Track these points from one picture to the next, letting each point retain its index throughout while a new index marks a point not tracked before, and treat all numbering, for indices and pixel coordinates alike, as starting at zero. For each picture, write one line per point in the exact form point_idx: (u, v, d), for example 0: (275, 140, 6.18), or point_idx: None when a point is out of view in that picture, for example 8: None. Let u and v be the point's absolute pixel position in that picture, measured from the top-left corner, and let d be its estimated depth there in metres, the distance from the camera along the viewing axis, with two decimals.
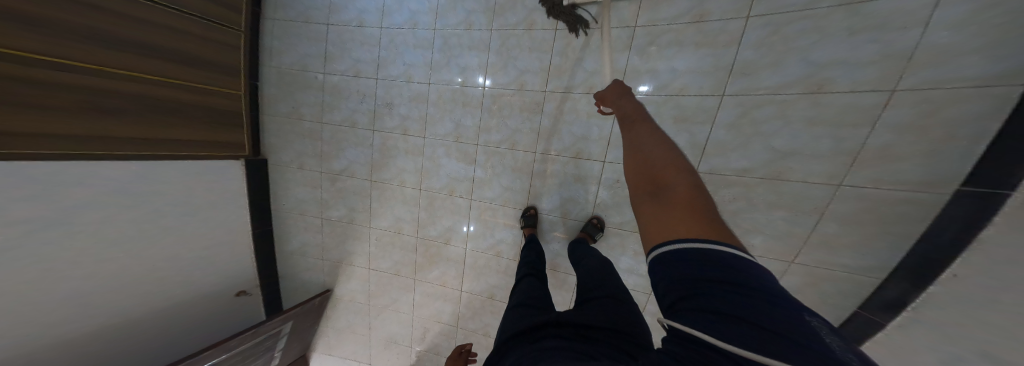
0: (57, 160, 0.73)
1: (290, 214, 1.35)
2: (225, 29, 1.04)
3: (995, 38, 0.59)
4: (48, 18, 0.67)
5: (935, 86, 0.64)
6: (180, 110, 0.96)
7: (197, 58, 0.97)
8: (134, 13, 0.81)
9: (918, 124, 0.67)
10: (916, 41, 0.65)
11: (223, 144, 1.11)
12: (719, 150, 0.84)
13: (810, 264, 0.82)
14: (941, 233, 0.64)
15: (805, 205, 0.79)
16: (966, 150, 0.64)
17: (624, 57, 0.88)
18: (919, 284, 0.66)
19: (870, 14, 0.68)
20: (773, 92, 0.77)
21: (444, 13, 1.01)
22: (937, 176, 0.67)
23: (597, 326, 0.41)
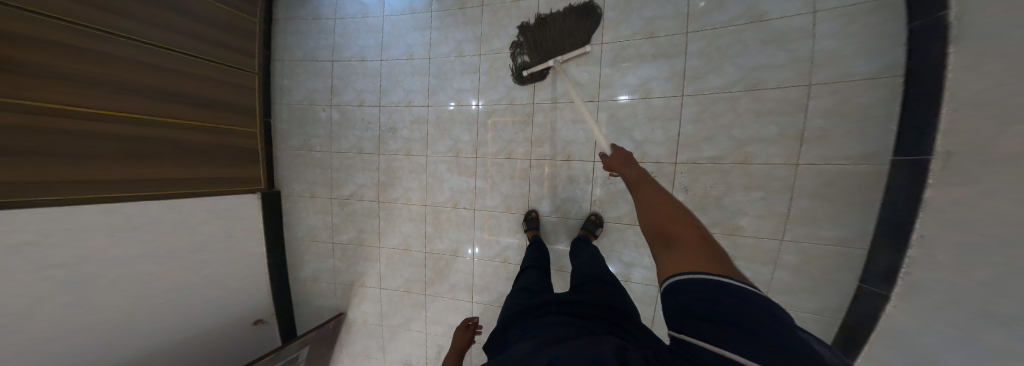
0: (88, 202, 0.80)
1: (301, 241, 1.41)
2: (245, 74, 1.18)
3: (864, 44, 0.74)
4: (91, 76, 0.78)
5: (838, 80, 0.77)
6: (205, 150, 1.05)
7: (220, 101, 1.08)
8: (163, 65, 0.93)
9: (839, 110, 0.78)
10: (811, 49, 0.79)
11: (241, 179, 1.19)
12: (693, 142, 0.90)
13: (798, 240, 0.86)
14: (898, 199, 0.68)
15: (771, 186, 0.86)
16: (883, 126, 0.74)
17: (600, 69, 0.98)
18: (897, 251, 0.67)
19: (774, 30, 0.82)
20: (721, 91, 0.87)
21: (437, 43, 1.12)
22: (871, 152, 0.76)
23: (594, 303, 0.47)
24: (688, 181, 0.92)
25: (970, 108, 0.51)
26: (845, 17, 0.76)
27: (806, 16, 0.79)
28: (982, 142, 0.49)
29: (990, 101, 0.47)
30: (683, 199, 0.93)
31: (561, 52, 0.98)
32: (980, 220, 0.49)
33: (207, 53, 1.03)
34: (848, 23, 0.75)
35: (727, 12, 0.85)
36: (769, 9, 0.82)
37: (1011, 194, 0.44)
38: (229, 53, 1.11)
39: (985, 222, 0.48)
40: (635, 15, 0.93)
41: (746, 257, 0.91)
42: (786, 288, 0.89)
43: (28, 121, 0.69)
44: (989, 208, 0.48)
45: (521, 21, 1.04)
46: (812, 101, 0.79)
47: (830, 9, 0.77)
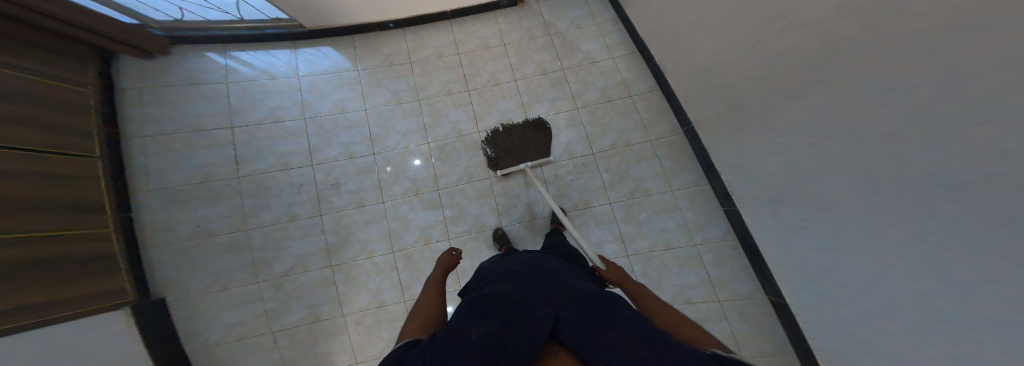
0: None
1: (213, 353, 1.04)
2: (67, 157, 0.85)
3: (642, 72, 1.34)
4: None
5: (646, 91, 1.32)
6: (13, 272, 0.70)
7: (26, 199, 0.75)
8: None
9: (651, 106, 1.32)
10: (623, 75, 1.33)
11: (82, 300, 0.82)
12: (595, 137, 1.30)
13: (682, 187, 1.25)
14: (699, 150, 1.22)
15: (645, 157, 1.29)
16: (668, 113, 1.31)
17: (520, 98, 1.25)
18: (710, 177, 1.21)
19: (605, 66, 1.33)
20: (596, 102, 1.31)
21: (370, 95, 1.16)
22: (672, 128, 1.30)
23: (562, 253, 0.85)
24: (606, 164, 1.29)
25: (707, 88, 1.07)
26: (630, 60, 1.35)
27: (612, 60, 1.34)
28: (722, 101, 1.02)
29: (718, 81, 1.02)
30: (608, 177, 1.29)
31: (530, 159, 1.13)
32: (729, 139, 1.03)
33: (16, 137, 0.74)
34: (631, 63, 1.35)
35: (578, 57, 1.33)
36: (597, 55, 1.34)
37: (742, 120, 0.95)
38: (45, 134, 0.80)
39: (732, 137, 1.01)
40: (530, 62, 1.28)
41: (663, 208, 1.23)
42: (696, 223, 1.20)
43: None
44: (732, 131, 1.01)
45: (447, 69, 1.23)
46: (635, 105, 1.32)
47: (621, 56, 1.35)
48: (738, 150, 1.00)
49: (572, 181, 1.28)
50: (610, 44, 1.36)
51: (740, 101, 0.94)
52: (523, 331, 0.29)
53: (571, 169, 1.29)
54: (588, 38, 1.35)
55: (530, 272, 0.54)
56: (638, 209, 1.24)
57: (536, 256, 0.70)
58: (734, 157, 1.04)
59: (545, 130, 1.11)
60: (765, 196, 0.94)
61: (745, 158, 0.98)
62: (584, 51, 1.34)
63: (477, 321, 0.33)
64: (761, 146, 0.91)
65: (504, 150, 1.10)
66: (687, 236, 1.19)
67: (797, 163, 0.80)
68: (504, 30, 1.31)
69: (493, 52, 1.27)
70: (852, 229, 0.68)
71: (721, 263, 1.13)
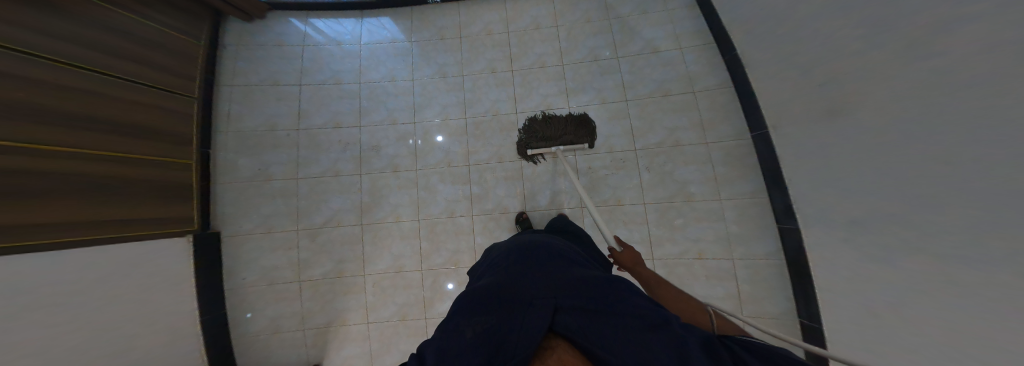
0: (29, 252, 0.67)
1: (249, 289, 1.14)
2: (170, 95, 1.01)
3: (713, 66, 1.19)
4: (48, 108, 0.72)
5: (712, 87, 1.18)
6: (83, 184, 0.77)
7: (120, 122, 0.86)
8: (121, 94, 0.87)
9: (716, 105, 1.18)
10: (687, 68, 1.21)
11: (149, 220, 0.92)
12: (642, 133, 1.21)
13: (732, 197, 1.13)
14: (767, 157, 1.05)
15: (697, 160, 1.17)
16: (738, 115, 1.16)
17: (565, 83, 1.22)
18: (775, 191, 1.04)
19: (667, 56, 1.22)
20: (649, 96, 1.21)
21: (417, 66, 1.22)
22: (740, 131, 1.15)
23: (566, 231, 0.90)
24: (648, 162, 1.19)
25: (777, 90, 0.93)
26: (700, 50, 1.21)
27: (678, 50, 1.22)
28: (791, 103, 0.88)
29: (784, 83, 0.88)
30: (648, 177, 1.19)
31: (562, 142, 1.13)
32: (795, 149, 0.90)
33: (157, 81, 0.97)
34: (701, 54, 1.20)
35: (637, 45, 1.24)
36: (660, 44, 1.23)
37: (807, 129, 0.82)
38: (146, 70, 0.94)
39: (798, 146, 0.87)
40: (581, 47, 1.25)
41: (703, 217, 1.14)
42: (740, 236, 1.11)
43: None
44: (798, 137, 0.87)
45: (493, 47, 1.24)
46: (698, 102, 1.19)
47: (692, 46, 1.21)
48: (803, 160, 0.86)
49: (606, 176, 1.20)
50: (679, 33, 1.23)
51: (811, 103, 0.79)
52: (520, 326, 0.33)
53: (609, 163, 1.21)
54: (652, 23, 1.24)
55: (535, 256, 0.58)
56: (675, 214, 1.15)
57: (545, 236, 0.75)
58: (799, 169, 0.89)
59: (590, 129, 1.16)
60: (827, 217, 0.81)
61: (812, 170, 0.83)
62: (645, 38, 1.24)
63: (479, 315, 0.38)
64: (823, 158, 0.78)
65: (540, 137, 1.14)
66: (724, 249, 1.11)
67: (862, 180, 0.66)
68: (560, 12, 1.27)
69: (543, 34, 1.25)
70: (905, 258, 0.58)
71: (755, 278, 1.09)
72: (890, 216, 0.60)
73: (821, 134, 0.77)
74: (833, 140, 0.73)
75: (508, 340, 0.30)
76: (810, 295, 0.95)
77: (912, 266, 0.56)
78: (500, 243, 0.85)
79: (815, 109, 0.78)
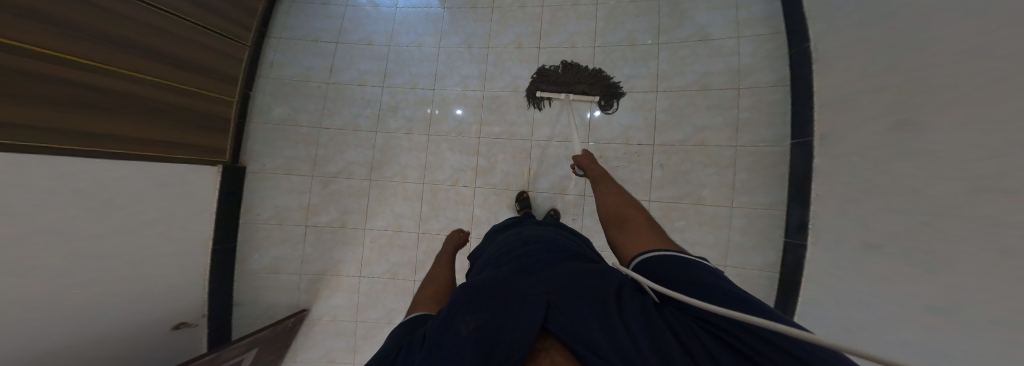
0: (98, 156, 0.78)
1: (260, 225, 1.22)
2: (219, 38, 1.07)
3: (770, 60, 1.08)
4: (128, 40, 0.82)
5: (758, 85, 1.08)
6: (142, 105, 0.86)
7: (180, 58, 0.95)
8: (195, 38, 0.98)
9: (760, 105, 1.08)
10: (737, 63, 1.11)
11: (190, 147, 1.00)
12: (664, 127, 1.14)
13: (744, 205, 1.07)
14: (797, 168, 0.96)
15: (720, 162, 1.09)
16: (784, 119, 1.04)
17: (593, 66, 1.19)
18: (798, 205, 0.94)
19: (714, 46, 1.13)
20: (683, 89, 1.14)
21: (447, 35, 1.26)
22: (781, 137, 1.04)
23: (554, 223, 0.85)
24: (664, 160, 1.12)
25: (839, 92, 0.82)
26: (756, 42, 1.10)
27: (734, 39, 1.12)
28: (851, 107, 0.77)
29: (850, 83, 0.78)
30: (661, 174, 1.12)
31: (574, 91, 1.15)
32: (840, 160, 0.79)
33: (220, 28, 1.07)
34: (759, 46, 1.09)
35: (684, 30, 1.16)
36: (711, 32, 1.14)
37: (864, 135, 0.72)
38: (204, 14, 1.00)
39: (845, 156, 0.78)
40: (619, 29, 1.19)
41: (707, 222, 1.09)
42: (742, 247, 1.06)
43: (50, 70, 0.68)
44: (846, 146, 0.77)
45: (525, 22, 1.24)
46: (739, 100, 1.10)
47: (748, 37, 1.11)
48: (850, 172, 0.76)
49: (616, 168, 1.15)
50: (740, 19, 1.13)
51: (878, 104, 0.69)
52: (511, 325, 0.26)
53: (622, 155, 1.16)
54: (708, 7, 1.15)
55: (516, 255, 0.52)
56: (679, 216, 1.11)
57: (531, 230, 0.70)
58: (841, 184, 0.79)
59: (610, 88, 1.16)
60: (855, 236, 0.72)
61: (859, 183, 0.72)
62: (697, 24, 1.15)
63: (462, 305, 0.31)
64: (873, 168, 0.68)
65: (553, 81, 1.17)
66: (720, 256, 1.08)
67: (922, 192, 0.56)
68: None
69: (581, 12, 1.22)
70: (951, 283, 0.49)
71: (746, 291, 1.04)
72: (939, 231, 0.52)
73: (883, 140, 0.66)
74: (895, 145, 0.63)
75: (500, 346, 0.23)
76: (789, 306, 0.92)
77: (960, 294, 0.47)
78: (491, 245, 0.79)
79: (883, 111, 0.67)
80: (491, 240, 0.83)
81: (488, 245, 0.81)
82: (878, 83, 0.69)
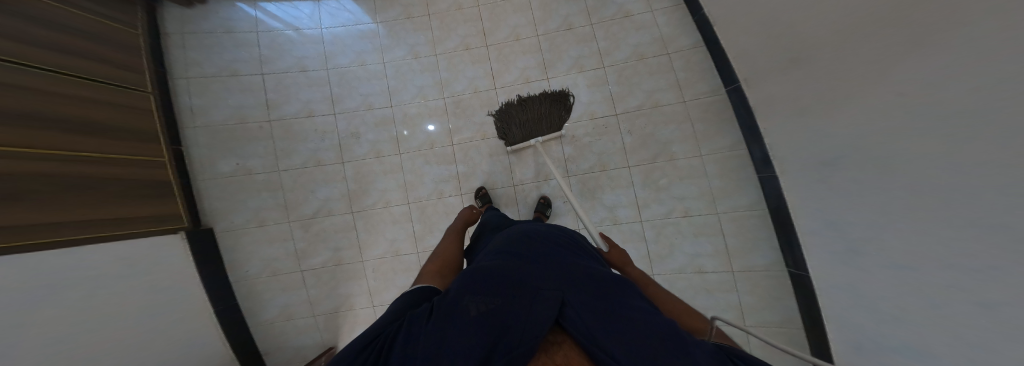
0: (72, 242, 0.76)
1: (255, 280, 1.20)
2: (94, 84, 0.86)
3: (683, 26, 1.15)
4: (56, 119, 0.76)
5: (687, 48, 1.15)
6: (66, 184, 0.76)
7: (63, 120, 0.77)
8: (103, 98, 0.87)
9: (691, 65, 1.15)
10: (659, 29, 1.16)
11: (130, 219, 0.90)
12: (621, 98, 1.19)
13: (712, 153, 1.18)
14: (740, 112, 1.08)
15: (676, 121, 1.18)
16: (711, 73, 1.14)
17: (540, 54, 1.16)
18: (756, 143, 1.06)
19: (639, 20, 1.16)
20: (625, 61, 1.17)
21: (388, 48, 1.14)
22: (715, 88, 1.14)
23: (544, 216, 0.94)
24: (629, 126, 1.20)
25: (752, 46, 0.91)
26: (674, 9, 1.16)
27: (650, 13, 1.17)
28: (766, 61, 0.87)
29: (763, 40, 0.86)
30: (631, 140, 1.21)
31: (541, 133, 1.11)
32: (773, 105, 0.91)
33: (123, 80, 0.94)
34: (675, 12, 1.16)
35: (610, 9, 1.17)
36: (631, 7, 1.17)
37: (786, 86, 0.82)
38: (48, 54, 0.77)
39: (774, 105, 0.90)
40: (554, 15, 1.16)
41: (687, 175, 1.20)
42: (723, 192, 1.18)
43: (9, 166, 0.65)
44: (773, 96, 0.89)
45: (455, 20, 1.15)
46: (672, 64, 1.16)
47: (664, 8, 1.17)
48: (783, 116, 0.87)
49: (590, 143, 1.22)
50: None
51: (792, 57, 0.78)
52: (523, 317, 0.36)
53: (591, 131, 1.22)
54: None
55: (518, 248, 0.62)
56: (660, 175, 1.21)
57: (528, 223, 0.80)
58: (779, 128, 0.90)
59: (560, 100, 1.09)
60: (808, 169, 0.84)
61: (797, 125, 0.83)
62: (618, 3, 1.17)
63: (475, 299, 0.41)
64: (801, 114, 0.80)
65: (516, 122, 1.10)
66: (710, 204, 1.19)
67: (846, 134, 0.67)
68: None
69: (513, 2, 1.16)
70: (890, 209, 0.61)
71: (742, 232, 1.16)
72: (872, 169, 0.63)
73: (801, 91, 0.77)
74: (812, 95, 0.74)
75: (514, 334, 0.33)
76: (795, 245, 1.01)
77: (903, 216, 0.58)
78: (488, 231, 0.88)
79: (797, 64, 0.77)
80: (488, 230, 0.89)
81: (485, 230, 0.90)
82: (785, 39, 0.78)
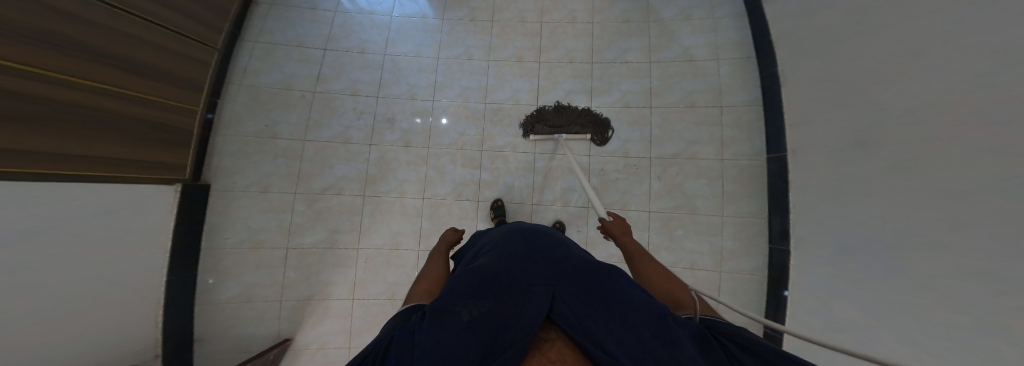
0: (84, 180, 0.72)
1: (229, 251, 1.06)
2: (169, 32, 0.88)
3: (745, 81, 1.17)
4: (110, 52, 0.75)
5: (738, 103, 1.18)
6: (60, 114, 0.65)
7: (59, 37, 0.65)
8: (171, 46, 0.89)
9: (740, 123, 1.17)
10: (720, 82, 1.20)
11: (146, 163, 0.85)
12: (659, 142, 1.21)
13: (735, 214, 1.15)
14: (776, 181, 1.06)
15: (710, 174, 1.18)
16: (760, 137, 1.14)
17: (590, 81, 1.24)
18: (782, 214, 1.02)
19: (700, 66, 1.22)
20: (675, 105, 1.22)
21: (446, 46, 1.23)
22: (757, 153, 1.14)
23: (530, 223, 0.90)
24: (660, 172, 1.19)
25: (806, 115, 0.93)
26: (737, 64, 1.19)
27: (715, 62, 1.21)
28: (812, 128, 0.90)
29: (816, 109, 0.88)
30: (658, 186, 1.19)
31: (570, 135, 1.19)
32: (804, 168, 0.92)
33: (201, 35, 0.99)
34: (738, 68, 1.19)
35: (673, 51, 1.24)
36: (696, 52, 1.22)
37: (821, 151, 0.84)
38: None
39: (806, 168, 0.91)
40: (613, 47, 1.25)
41: (703, 230, 1.16)
42: (733, 253, 1.13)
43: (49, 93, 0.63)
44: (805, 161, 0.91)
45: (522, 36, 1.25)
46: (723, 117, 1.19)
47: (730, 58, 1.20)
48: (817, 179, 0.86)
49: (617, 180, 1.20)
50: (720, 42, 1.21)
51: (828, 125, 0.82)
52: (520, 317, 0.31)
53: (621, 168, 1.21)
54: (694, 30, 1.23)
55: (497, 243, 0.56)
56: (677, 224, 1.17)
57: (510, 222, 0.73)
58: (806, 189, 0.91)
59: (600, 127, 1.20)
60: (821, 241, 0.83)
61: (823, 185, 0.83)
62: (683, 45, 1.23)
63: (465, 298, 0.34)
64: (830, 173, 0.80)
65: (549, 120, 1.18)
66: (714, 262, 1.14)
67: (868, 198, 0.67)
68: (597, 9, 1.27)
69: (577, 29, 1.26)
70: (895, 279, 0.58)
71: (738, 293, 1.11)
72: (886, 236, 0.61)
73: (834, 156, 0.79)
74: (842, 158, 0.76)
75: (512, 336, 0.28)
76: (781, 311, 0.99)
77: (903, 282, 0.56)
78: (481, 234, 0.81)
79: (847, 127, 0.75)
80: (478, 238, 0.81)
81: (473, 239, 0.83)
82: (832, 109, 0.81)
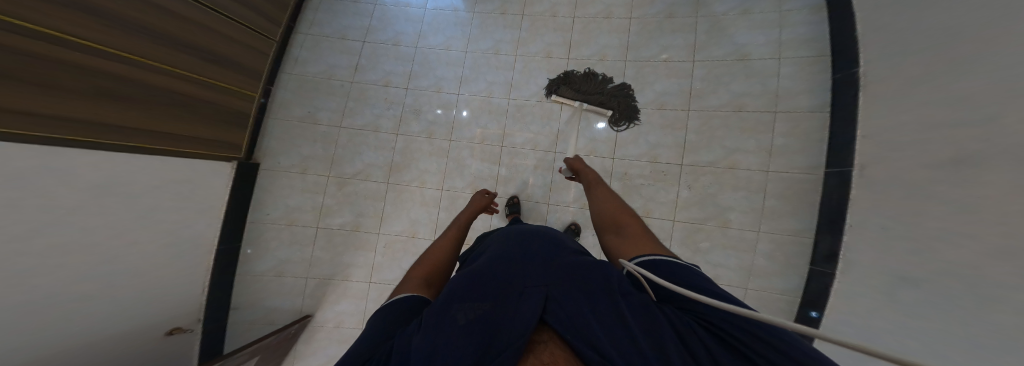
0: (157, 152, 0.80)
1: (268, 225, 1.18)
2: (234, 24, 0.97)
3: (809, 85, 1.04)
4: (187, 40, 0.83)
5: (796, 109, 1.04)
6: (126, 88, 0.71)
7: (142, 25, 0.73)
8: (237, 37, 0.98)
9: (795, 132, 1.04)
10: (777, 84, 1.07)
11: (206, 140, 0.94)
12: (694, 148, 1.11)
13: (772, 231, 1.04)
14: (830, 199, 0.93)
15: (751, 187, 1.06)
16: (820, 149, 1.00)
17: (621, 80, 1.18)
18: (834, 234, 0.89)
19: (754, 66, 1.10)
20: (718, 109, 1.11)
21: (475, 40, 1.24)
22: (813, 166, 1.00)
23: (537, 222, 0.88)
24: (691, 180, 1.10)
25: (877, 126, 0.79)
26: (801, 64, 1.05)
27: (775, 60, 1.08)
28: (885, 141, 0.76)
29: (893, 120, 0.74)
30: (687, 195, 1.10)
31: (591, 104, 1.16)
32: (868, 187, 0.79)
33: (261, 27, 1.08)
34: (802, 68, 1.05)
35: (722, 49, 1.13)
36: (751, 51, 1.11)
37: (894, 169, 0.71)
38: None
39: (872, 188, 0.78)
40: (653, 43, 1.18)
41: (731, 245, 1.06)
42: (762, 270, 1.03)
43: (123, 71, 0.70)
44: (872, 180, 0.78)
45: (553, 30, 1.23)
46: (775, 124, 1.06)
47: (792, 57, 1.07)
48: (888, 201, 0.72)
49: (641, 186, 1.13)
50: (784, 39, 1.08)
51: (908, 139, 0.68)
52: (515, 320, 0.29)
53: (647, 173, 1.13)
54: (751, 26, 1.12)
55: (498, 242, 0.54)
56: (702, 237, 1.08)
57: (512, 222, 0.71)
58: (868, 213, 0.78)
59: (626, 105, 1.14)
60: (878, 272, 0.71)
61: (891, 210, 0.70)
62: (738, 43, 1.12)
63: (462, 302, 0.32)
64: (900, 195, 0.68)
65: (574, 86, 1.16)
66: (743, 278, 1.04)
67: (953, 231, 0.55)
68: (637, 3, 1.21)
69: (612, 23, 1.21)
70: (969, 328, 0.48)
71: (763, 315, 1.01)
72: (965, 276, 0.51)
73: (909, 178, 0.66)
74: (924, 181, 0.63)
75: (506, 343, 0.26)
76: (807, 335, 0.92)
77: (980, 331, 0.46)
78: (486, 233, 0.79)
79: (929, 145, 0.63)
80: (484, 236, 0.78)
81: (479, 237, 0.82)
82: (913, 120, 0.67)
